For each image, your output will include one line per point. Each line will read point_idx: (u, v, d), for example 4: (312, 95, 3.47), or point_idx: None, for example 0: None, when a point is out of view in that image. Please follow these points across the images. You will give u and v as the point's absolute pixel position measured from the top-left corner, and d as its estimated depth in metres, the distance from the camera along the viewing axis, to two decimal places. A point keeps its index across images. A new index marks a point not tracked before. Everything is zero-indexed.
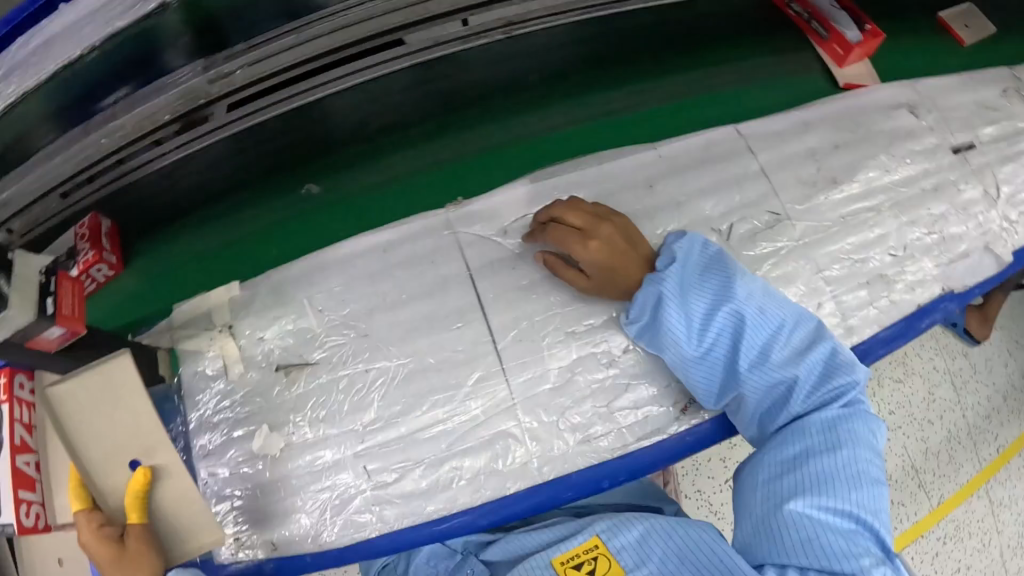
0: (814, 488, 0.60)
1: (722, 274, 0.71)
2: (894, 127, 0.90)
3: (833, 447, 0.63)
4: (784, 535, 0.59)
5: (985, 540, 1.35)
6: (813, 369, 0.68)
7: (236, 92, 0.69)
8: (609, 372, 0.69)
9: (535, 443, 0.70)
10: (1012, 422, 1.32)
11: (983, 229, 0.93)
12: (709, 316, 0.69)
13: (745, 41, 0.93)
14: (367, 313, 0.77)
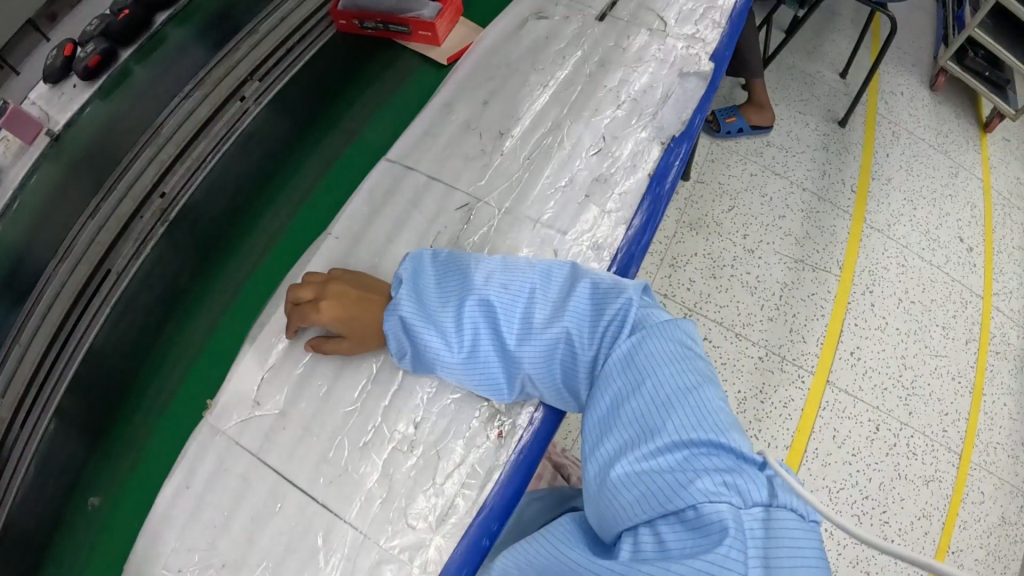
0: (630, 432, 0.54)
1: (458, 270, 0.67)
2: (530, 44, 0.88)
3: (631, 381, 0.57)
4: (616, 496, 0.51)
5: (902, 262, 1.41)
6: (581, 313, 0.63)
7: (15, 420, 0.77)
8: (417, 456, 0.69)
9: (403, 552, 0.68)
10: (846, 160, 1.43)
11: (669, 64, 0.91)
12: (466, 321, 0.64)
13: (365, 73, 1.05)
14: (210, 548, 0.73)
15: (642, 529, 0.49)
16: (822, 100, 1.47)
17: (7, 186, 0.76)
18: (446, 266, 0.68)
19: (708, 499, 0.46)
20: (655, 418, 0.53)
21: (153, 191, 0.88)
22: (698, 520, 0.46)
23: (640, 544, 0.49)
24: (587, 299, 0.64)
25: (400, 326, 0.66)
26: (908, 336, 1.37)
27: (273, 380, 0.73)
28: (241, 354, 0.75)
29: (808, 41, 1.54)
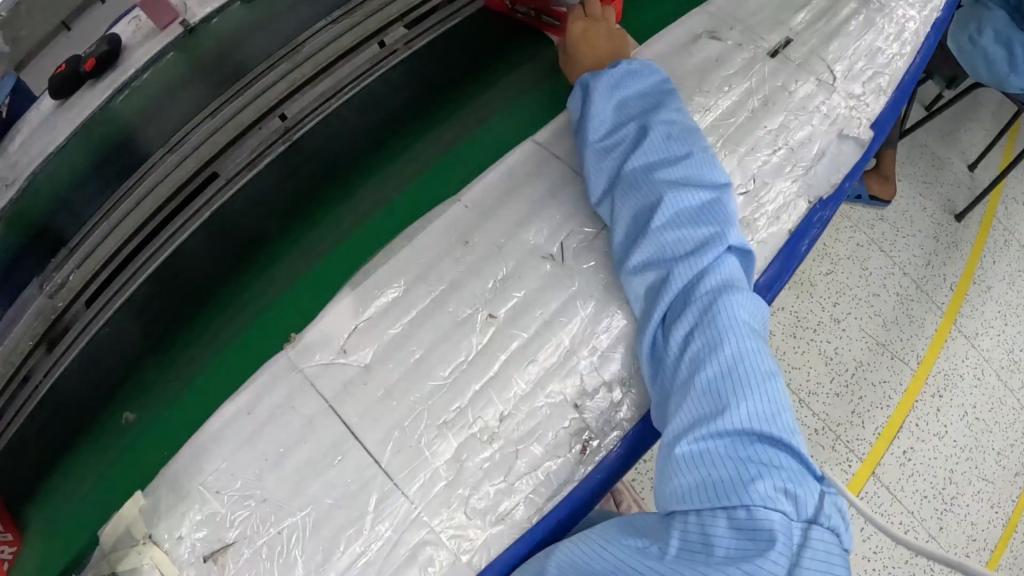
0: (698, 412, 0.60)
1: (636, 107, 0.77)
2: (699, 62, 0.88)
3: (708, 352, 0.62)
4: (677, 474, 0.58)
5: (977, 375, 1.35)
6: (681, 245, 0.68)
7: (83, 294, 0.78)
8: (495, 449, 0.67)
9: (457, 540, 0.66)
10: (952, 256, 1.37)
11: (831, 120, 0.90)
12: (619, 135, 0.76)
13: (515, 33, 0.98)
14: (256, 479, 0.73)
15: (693, 514, 0.57)
16: (945, 189, 1.41)
17: (128, 66, 0.73)
18: (623, 104, 0.78)
19: (763, 505, 0.54)
20: (730, 406, 0.59)
21: (275, 109, 0.85)
22: (750, 522, 0.54)
23: (689, 533, 0.56)
24: (689, 233, 0.68)
25: (587, 88, 0.78)
26: (961, 451, 1.31)
27: (366, 331, 0.71)
28: (340, 297, 0.72)
29: (945, 124, 1.47)
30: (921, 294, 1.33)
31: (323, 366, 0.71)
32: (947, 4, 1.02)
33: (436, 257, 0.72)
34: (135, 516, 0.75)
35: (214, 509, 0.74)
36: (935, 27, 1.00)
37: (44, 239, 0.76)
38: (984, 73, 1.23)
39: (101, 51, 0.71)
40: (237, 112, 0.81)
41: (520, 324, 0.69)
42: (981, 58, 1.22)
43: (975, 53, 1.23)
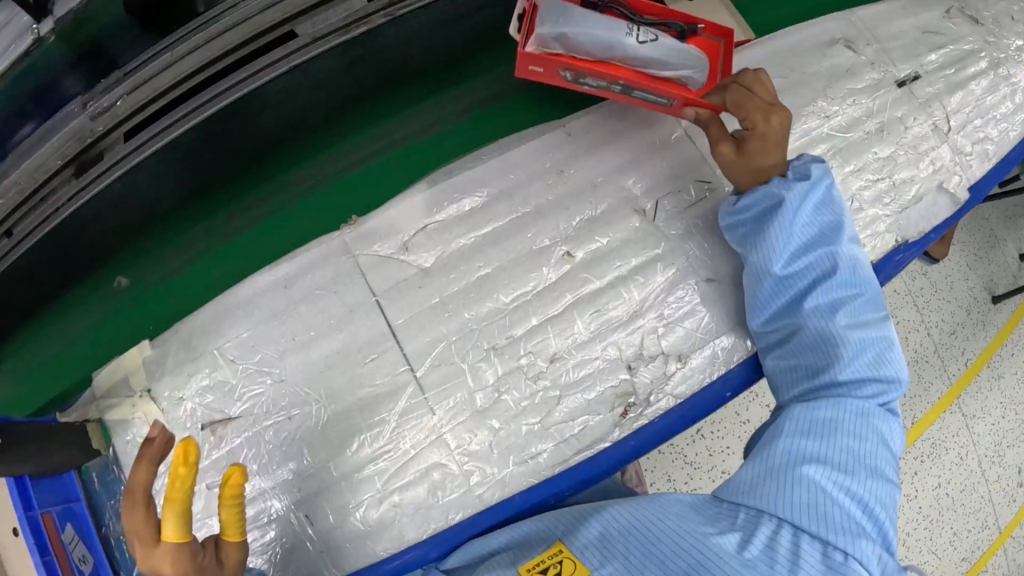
0: (832, 459, 0.56)
1: (833, 219, 0.63)
2: (830, 67, 0.88)
3: (856, 438, 0.57)
4: (790, 484, 0.54)
5: (961, 454, 1.37)
6: (867, 352, 0.60)
7: (124, 123, 0.69)
8: (535, 390, 0.65)
9: (473, 465, 0.65)
10: (977, 334, 1.35)
11: (937, 168, 0.89)
12: (805, 258, 0.62)
13: None
14: (279, 356, 0.70)
15: (787, 527, 0.52)
16: (995, 270, 1.37)
17: None
18: (821, 205, 0.63)
19: (862, 557, 0.50)
20: (860, 477, 0.55)
21: None
22: (845, 564, 0.49)
23: (775, 544, 0.51)
24: (875, 351, 0.61)
25: (772, 206, 0.62)
26: (922, 520, 1.34)
27: (434, 235, 0.67)
28: (416, 190, 0.68)
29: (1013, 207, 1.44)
30: (938, 362, 1.32)
31: (379, 260, 0.67)
32: None
33: (526, 180, 0.69)
34: (142, 364, 0.76)
35: (225, 376, 0.73)
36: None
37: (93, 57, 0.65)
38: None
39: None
40: None
41: (596, 271, 0.67)
42: None
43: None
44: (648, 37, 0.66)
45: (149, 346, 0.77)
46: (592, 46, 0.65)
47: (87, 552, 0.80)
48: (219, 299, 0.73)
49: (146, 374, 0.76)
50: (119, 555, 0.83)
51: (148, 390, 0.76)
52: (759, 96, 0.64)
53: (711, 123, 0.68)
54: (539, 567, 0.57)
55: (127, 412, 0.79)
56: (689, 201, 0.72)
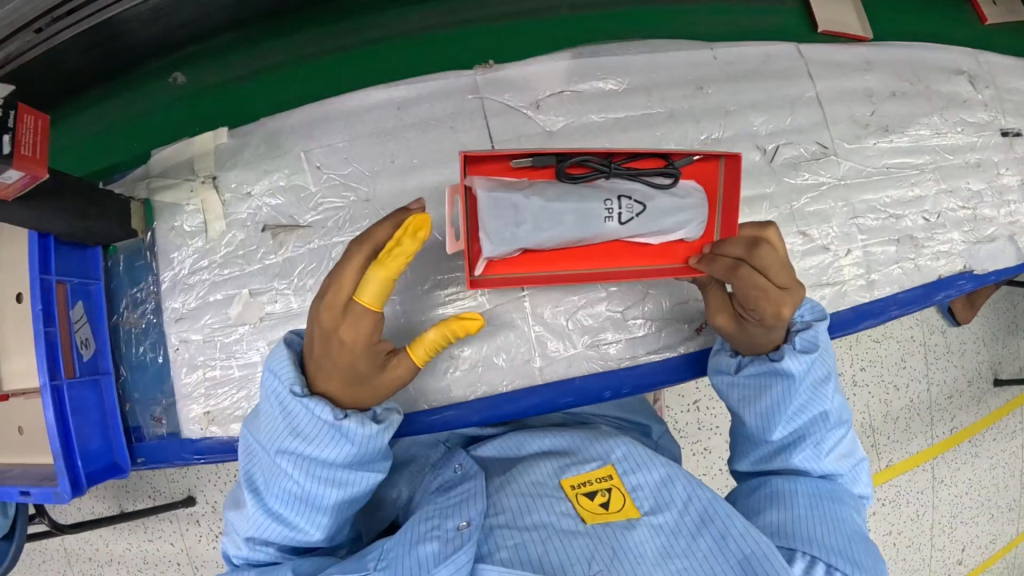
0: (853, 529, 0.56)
1: (834, 367, 0.59)
2: (950, 92, 0.88)
3: (863, 531, 0.56)
4: (822, 537, 0.54)
5: (919, 513, 1.33)
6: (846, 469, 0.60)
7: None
8: (625, 282, 0.65)
9: (541, 337, 0.64)
10: (970, 408, 1.34)
11: (1014, 220, 0.91)
12: (809, 407, 0.58)
13: None
14: (372, 176, 0.68)
15: (823, 565, 0.52)
16: (1011, 357, 1.36)
17: None
18: (827, 357, 0.58)
19: None
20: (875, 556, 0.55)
21: None
22: None
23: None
24: (852, 467, 0.62)
25: (784, 370, 0.56)
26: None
27: (567, 102, 0.66)
28: (561, 57, 0.67)
29: None
30: (932, 422, 1.31)
31: (503, 112, 0.66)
32: None
33: (666, 82, 0.69)
34: (212, 151, 0.73)
35: (304, 182, 0.70)
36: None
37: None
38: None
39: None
40: None
41: None
42: None
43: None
44: (630, 216, 0.54)
45: (228, 135, 0.73)
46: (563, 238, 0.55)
47: (92, 336, 0.73)
48: (319, 105, 0.70)
49: (216, 162, 0.73)
50: (126, 348, 0.77)
51: (214, 178, 0.73)
52: (762, 297, 0.51)
53: (710, 287, 0.58)
54: (587, 489, 0.58)
55: (182, 196, 0.74)
56: (802, 157, 0.74)
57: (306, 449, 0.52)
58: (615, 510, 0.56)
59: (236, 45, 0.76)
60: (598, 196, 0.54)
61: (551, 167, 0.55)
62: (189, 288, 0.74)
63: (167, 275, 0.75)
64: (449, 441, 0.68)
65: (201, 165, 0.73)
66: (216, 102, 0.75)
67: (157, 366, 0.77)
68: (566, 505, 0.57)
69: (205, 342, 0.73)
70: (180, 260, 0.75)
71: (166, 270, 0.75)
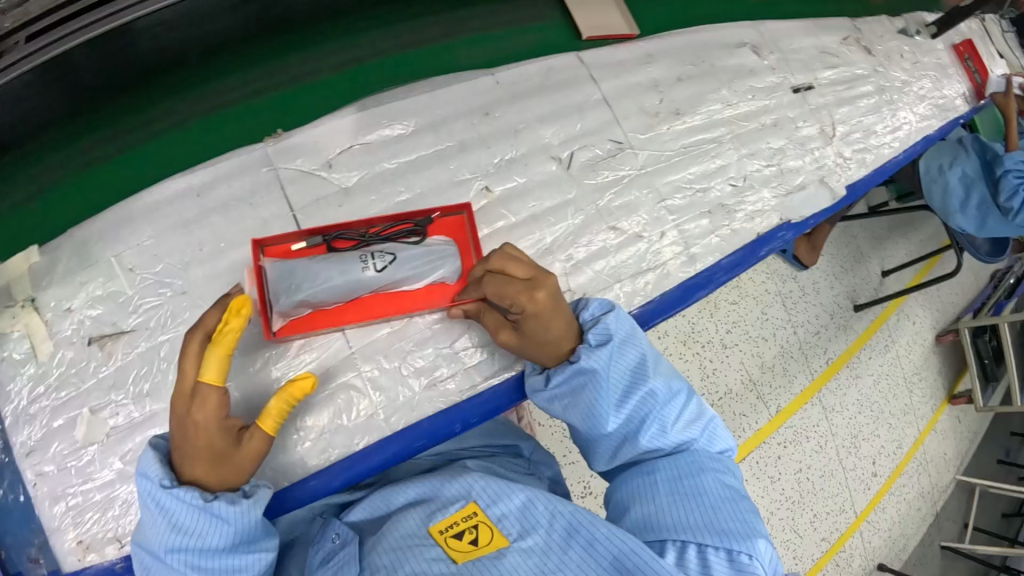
0: (715, 493, 0.56)
1: (639, 347, 0.63)
2: (736, 65, 0.95)
3: (727, 490, 0.57)
4: (680, 515, 0.54)
5: (820, 443, 1.44)
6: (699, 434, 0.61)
7: (37, 23, 0.65)
8: (447, 315, 0.67)
9: (376, 387, 0.66)
10: (839, 337, 1.52)
11: (820, 165, 0.97)
12: (628, 394, 0.61)
13: None
14: (183, 268, 0.69)
15: (693, 547, 0.53)
16: (857, 282, 1.57)
17: None
18: (628, 342, 0.62)
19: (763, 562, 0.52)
20: (742, 507, 0.56)
21: None
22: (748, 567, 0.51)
23: (686, 561, 0.52)
24: (706, 429, 0.62)
25: (586, 371, 0.60)
26: (786, 501, 1.36)
27: (357, 157, 0.69)
28: (346, 111, 0.70)
29: (880, 231, 1.67)
30: (811, 357, 1.46)
31: (297, 180, 0.68)
32: (948, 122, 1.12)
33: (452, 116, 0.72)
34: (26, 273, 0.70)
35: (120, 287, 0.69)
36: (927, 139, 1.09)
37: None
38: (939, 201, 1.24)
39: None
40: None
41: (513, 208, 0.72)
42: (941, 186, 1.23)
43: (938, 180, 1.24)
44: (382, 265, 0.60)
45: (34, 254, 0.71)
46: (333, 294, 0.61)
47: None
48: (120, 207, 0.70)
49: (31, 283, 0.70)
50: None
51: (32, 300, 0.70)
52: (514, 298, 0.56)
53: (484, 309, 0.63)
54: (455, 530, 0.60)
55: (1, 324, 0.69)
56: (601, 157, 0.78)
57: (187, 546, 0.51)
58: (488, 543, 0.58)
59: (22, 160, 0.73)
60: (355, 255, 0.61)
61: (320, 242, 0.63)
62: (31, 419, 0.70)
63: (9, 409, 0.70)
64: (324, 511, 0.70)
65: (16, 289, 0.70)
66: (15, 221, 0.72)
67: (24, 505, 0.70)
68: (436, 551, 0.58)
69: (53, 471, 0.70)
70: (20, 390, 0.70)
71: (6, 404, 0.70)
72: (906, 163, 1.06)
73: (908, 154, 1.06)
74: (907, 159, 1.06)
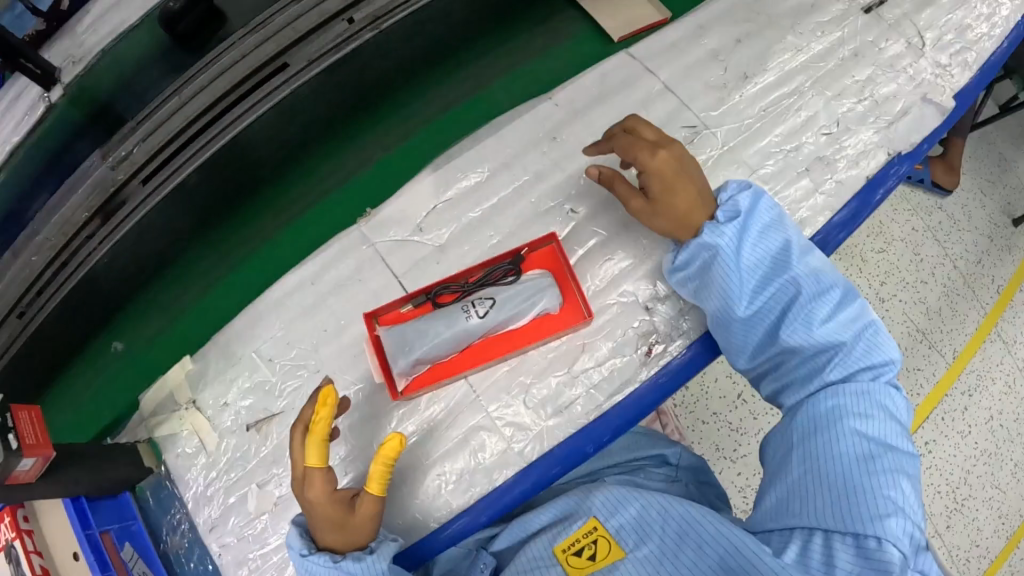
0: (862, 443, 0.55)
1: (774, 230, 0.62)
2: (795, 5, 0.85)
3: (869, 447, 0.55)
4: (813, 474, 0.56)
5: (1009, 383, 1.23)
6: (852, 348, 0.59)
7: (143, 170, 0.74)
8: (562, 340, 0.67)
9: (510, 425, 0.67)
10: (1006, 260, 1.26)
11: (918, 82, 0.87)
12: (768, 278, 0.62)
13: None
14: (314, 349, 0.73)
15: (819, 535, 0.53)
16: (1012, 189, 1.29)
17: None
18: (767, 230, 0.62)
19: (896, 539, 0.51)
20: (881, 476, 0.54)
21: (344, 13, 0.77)
22: (877, 552, 0.51)
23: (809, 551, 0.53)
24: (862, 341, 0.59)
25: (712, 250, 0.61)
26: (972, 461, 1.20)
27: (445, 213, 0.71)
28: (422, 175, 0.72)
29: (1020, 128, 1.35)
30: (972, 292, 1.24)
31: (392, 247, 0.71)
32: None
33: (523, 149, 0.72)
34: (184, 379, 0.81)
35: (263, 376, 0.77)
36: None
37: (104, 119, 0.76)
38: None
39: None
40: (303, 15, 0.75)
41: (601, 222, 0.69)
42: None
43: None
44: (486, 311, 0.63)
45: (189, 362, 0.81)
46: (447, 347, 0.64)
47: (146, 568, 0.79)
48: (250, 306, 0.78)
49: (191, 387, 0.81)
50: (178, 570, 0.82)
51: (194, 400, 0.81)
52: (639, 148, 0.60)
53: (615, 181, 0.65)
54: (575, 547, 0.64)
55: (175, 427, 0.82)
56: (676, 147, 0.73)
57: None
58: (604, 557, 0.63)
59: (166, 284, 0.86)
60: (458, 309, 0.64)
61: (426, 302, 0.67)
62: (213, 499, 0.80)
63: (189, 494, 0.82)
64: (477, 545, 0.71)
65: (180, 394, 0.82)
66: (172, 332, 0.85)
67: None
68: (557, 570, 0.63)
69: (241, 542, 0.79)
70: (195, 477, 0.82)
71: (188, 489, 0.82)
72: (1013, 50, 0.91)
73: (1016, 37, 0.91)
74: (1014, 45, 0.91)
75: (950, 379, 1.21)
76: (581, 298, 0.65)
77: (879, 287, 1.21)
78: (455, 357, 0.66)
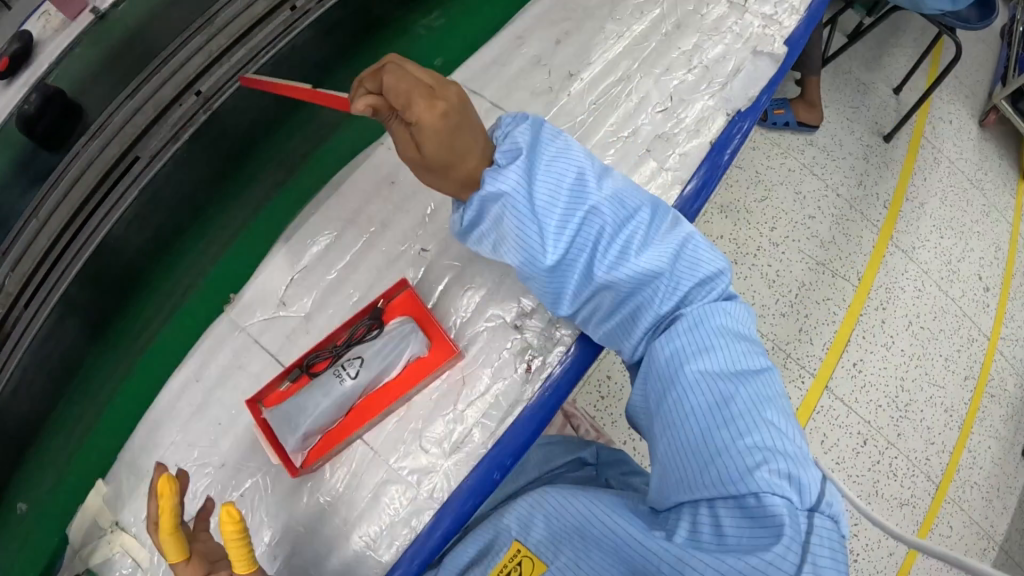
0: (708, 384, 0.55)
1: (569, 162, 0.58)
2: None
3: (721, 391, 0.55)
4: (677, 428, 0.55)
5: (918, 286, 1.34)
6: (658, 269, 0.58)
7: (22, 297, 0.74)
8: (441, 378, 0.69)
9: (413, 471, 0.68)
10: (884, 175, 1.36)
11: (745, 38, 0.86)
12: (559, 190, 0.56)
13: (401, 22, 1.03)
14: (212, 445, 0.72)
15: (704, 508, 0.52)
16: (873, 110, 1.38)
17: (40, 63, 0.69)
18: (553, 160, 0.57)
19: (770, 491, 0.49)
20: (740, 417, 0.53)
21: (190, 88, 0.78)
22: (758, 509, 0.49)
23: (698, 527, 0.52)
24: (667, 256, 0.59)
25: (503, 206, 0.56)
26: (898, 367, 1.29)
27: (304, 282, 0.72)
28: (274, 250, 0.73)
29: (873, 49, 1.43)
30: (864, 211, 1.32)
31: (262, 328, 0.72)
32: None
33: (365, 200, 0.73)
34: (103, 503, 0.80)
35: None
36: None
37: None
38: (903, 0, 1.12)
39: (14, 49, 0.68)
40: (139, 108, 0.75)
41: (453, 254, 0.72)
42: None
43: None
44: (357, 370, 0.63)
45: (104, 484, 0.81)
46: (331, 414, 0.64)
47: None
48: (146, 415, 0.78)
49: (111, 509, 0.80)
50: None
51: (117, 522, 0.80)
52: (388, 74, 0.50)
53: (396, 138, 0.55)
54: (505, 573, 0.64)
55: (105, 554, 0.79)
56: None
57: None
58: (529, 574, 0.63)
59: (72, 403, 0.88)
60: (331, 374, 0.64)
61: (303, 375, 0.67)
62: None
63: None
64: None
65: (101, 520, 0.80)
66: (90, 454, 0.86)
67: None
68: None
69: None
70: None
71: None
72: None
73: None
74: None
75: (863, 296, 1.28)
76: (446, 335, 0.68)
77: (779, 228, 1.25)
78: (344, 420, 0.67)
